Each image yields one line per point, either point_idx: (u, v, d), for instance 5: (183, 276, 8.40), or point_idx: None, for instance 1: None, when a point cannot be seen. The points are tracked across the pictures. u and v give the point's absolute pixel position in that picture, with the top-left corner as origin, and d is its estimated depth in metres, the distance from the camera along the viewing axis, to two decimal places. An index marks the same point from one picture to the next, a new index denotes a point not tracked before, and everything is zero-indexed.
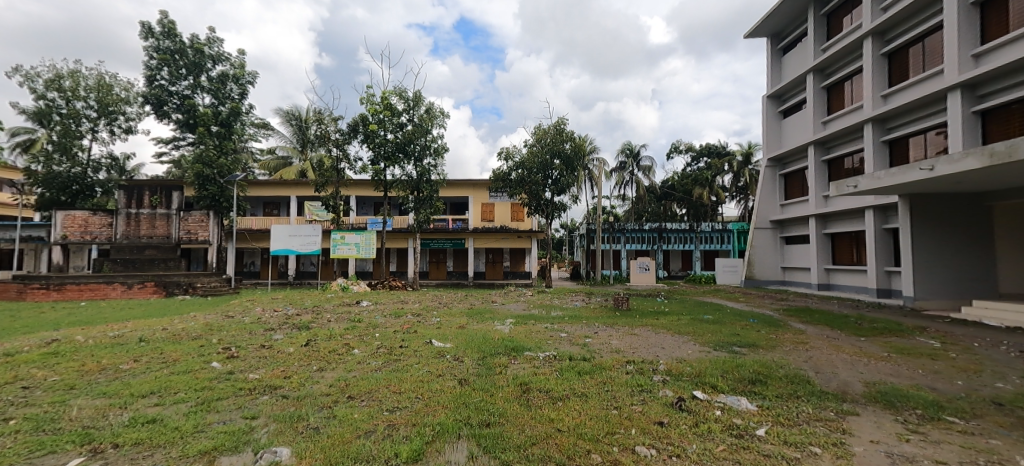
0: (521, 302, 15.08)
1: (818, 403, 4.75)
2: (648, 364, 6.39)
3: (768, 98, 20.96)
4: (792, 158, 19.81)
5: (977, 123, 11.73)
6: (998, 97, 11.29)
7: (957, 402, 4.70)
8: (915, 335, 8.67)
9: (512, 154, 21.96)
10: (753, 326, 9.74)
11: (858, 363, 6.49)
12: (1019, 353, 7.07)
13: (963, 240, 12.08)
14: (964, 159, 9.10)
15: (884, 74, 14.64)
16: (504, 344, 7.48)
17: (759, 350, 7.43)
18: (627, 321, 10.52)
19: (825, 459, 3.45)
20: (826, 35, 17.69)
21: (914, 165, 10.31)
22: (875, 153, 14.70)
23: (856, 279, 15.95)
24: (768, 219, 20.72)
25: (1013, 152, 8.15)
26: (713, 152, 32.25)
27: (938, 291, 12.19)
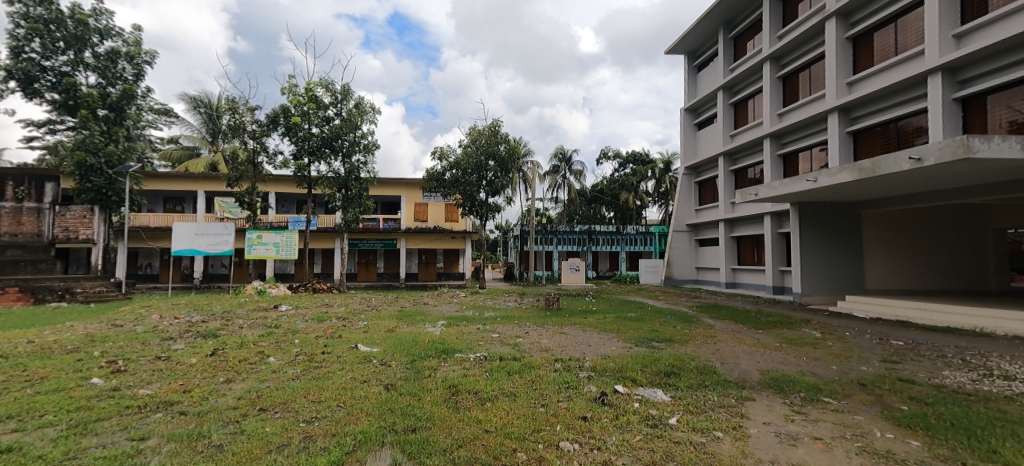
0: (453, 303, 14.94)
1: (722, 391, 5.22)
2: (575, 361, 6.62)
3: (684, 111, 22.71)
4: (705, 167, 21.64)
5: (851, 142, 13.54)
6: (866, 120, 13.06)
7: (831, 385, 5.40)
8: (802, 327, 9.84)
9: (446, 154, 21.78)
10: (669, 322, 10.49)
11: (756, 353, 7.23)
12: (878, 341, 8.33)
13: (840, 244, 13.96)
14: (839, 173, 10.49)
15: (780, 95, 16.50)
16: (434, 346, 7.36)
17: (674, 344, 8.03)
18: (557, 320, 10.83)
19: (725, 442, 3.80)
20: (733, 56, 19.52)
21: (801, 177, 11.73)
22: (772, 165, 16.48)
23: (756, 277, 17.80)
24: (685, 222, 22.42)
25: (875, 168, 9.54)
26: (638, 159, 34.31)
27: (821, 288, 13.97)
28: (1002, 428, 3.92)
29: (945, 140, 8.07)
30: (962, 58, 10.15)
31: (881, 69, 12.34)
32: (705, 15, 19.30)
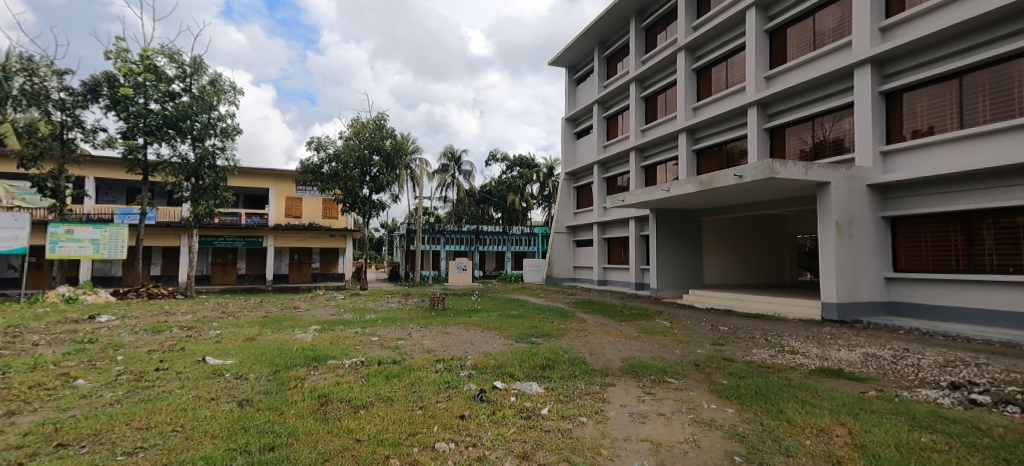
0: (330, 306, 13.84)
1: (589, 379, 5.70)
2: (457, 361, 6.63)
3: (565, 121, 24.34)
4: (582, 174, 23.47)
5: (695, 159, 15.87)
6: (706, 140, 15.42)
7: (676, 367, 6.26)
8: (656, 318, 11.24)
9: (324, 145, 20.11)
10: (548, 318, 11.13)
11: (618, 343, 8.06)
12: (711, 327, 9.90)
13: (687, 245, 16.22)
14: (685, 185, 12.24)
15: (642, 113, 18.69)
16: (303, 354, 6.73)
17: (551, 338, 8.55)
18: (441, 320, 10.73)
19: (588, 426, 4.16)
20: (606, 74, 21.52)
21: (657, 186, 13.41)
22: (637, 174, 18.55)
23: (622, 275, 19.84)
24: (564, 224, 23.99)
25: (711, 182, 11.33)
26: (524, 163, 35.82)
27: (672, 284, 16.09)
28: (788, 392, 4.95)
29: (757, 162, 9.92)
30: (769, 96, 12.60)
31: (716, 99, 14.72)
32: (582, 33, 20.96)
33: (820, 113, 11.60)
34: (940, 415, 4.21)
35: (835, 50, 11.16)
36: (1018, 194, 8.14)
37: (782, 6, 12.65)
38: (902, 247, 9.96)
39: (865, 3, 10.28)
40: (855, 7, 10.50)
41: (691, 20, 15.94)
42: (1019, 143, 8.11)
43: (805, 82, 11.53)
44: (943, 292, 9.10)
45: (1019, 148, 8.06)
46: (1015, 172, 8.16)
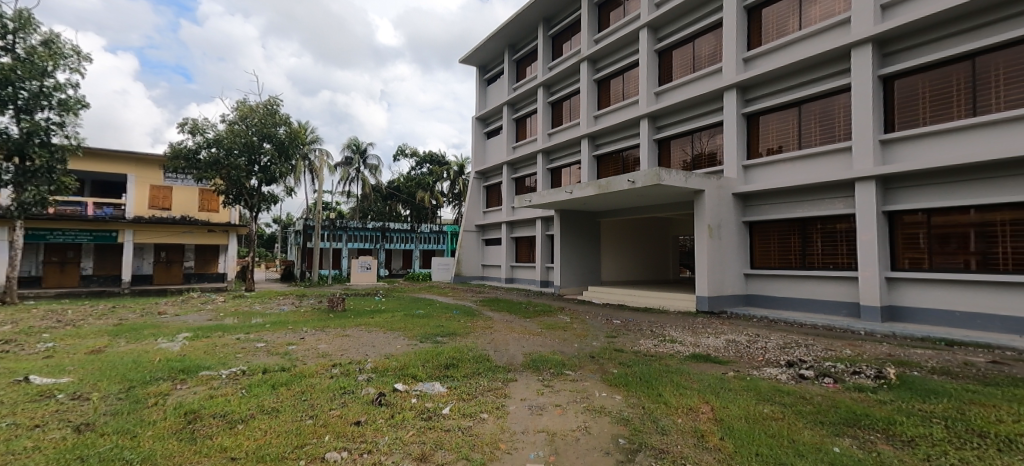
0: (207, 311, 12.21)
1: (492, 376, 5.78)
2: (355, 364, 6.27)
3: (475, 120, 24.41)
4: (492, 173, 23.75)
5: (595, 164, 16.93)
6: (605, 147, 16.52)
7: (573, 360, 6.63)
8: (558, 314, 11.77)
9: (201, 128, 17.72)
10: (454, 317, 11.05)
11: (523, 339, 8.30)
12: (607, 321, 10.63)
13: (588, 245, 17.24)
14: (587, 188, 13.00)
15: (549, 118, 19.47)
16: (169, 366, 5.86)
17: (456, 337, 8.51)
18: (340, 322, 10.08)
19: (488, 421, 4.22)
20: (516, 77, 22.03)
21: (561, 189, 14.05)
22: (543, 176, 19.27)
23: (528, 273, 20.47)
24: (473, 223, 24.04)
25: (608, 186, 12.19)
26: (434, 160, 35.25)
27: (573, 281, 17.00)
28: (666, 378, 5.52)
29: (647, 169, 10.91)
30: (658, 111, 13.90)
31: (615, 109, 15.85)
32: (493, 35, 21.18)
33: (699, 128, 13.09)
34: (779, 389, 5.02)
35: (710, 74, 12.67)
36: (838, 205, 9.99)
37: (669, 30, 14.02)
38: (757, 248, 11.67)
39: (733, 35, 11.80)
40: (726, 38, 12.00)
41: (593, 33, 16.96)
42: (839, 163, 9.93)
43: (687, 100, 12.92)
44: (787, 286, 10.85)
45: (838, 169, 9.90)
46: (836, 187, 9.99)
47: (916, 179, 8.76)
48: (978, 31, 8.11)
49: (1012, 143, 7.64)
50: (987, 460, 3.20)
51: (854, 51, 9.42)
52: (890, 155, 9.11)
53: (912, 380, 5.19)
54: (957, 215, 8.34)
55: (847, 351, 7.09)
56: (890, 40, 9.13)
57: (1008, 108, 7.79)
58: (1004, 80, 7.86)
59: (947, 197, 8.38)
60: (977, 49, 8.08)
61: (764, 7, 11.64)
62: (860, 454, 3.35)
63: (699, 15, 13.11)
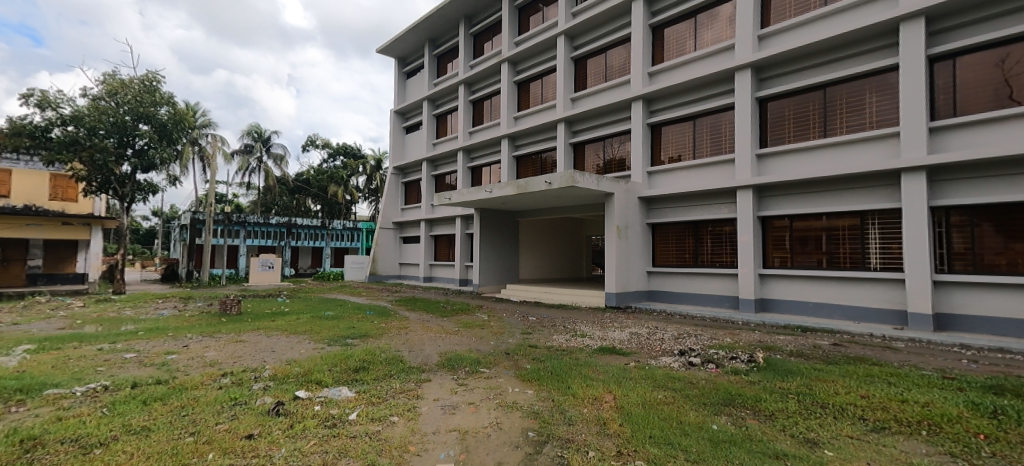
0: (60, 317, 10.32)
1: (405, 377, 5.61)
2: (250, 373, 5.72)
3: (394, 113, 23.54)
4: (411, 169, 23.10)
5: (515, 164, 17.23)
6: (525, 148, 16.87)
7: (489, 357, 6.68)
8: (476, 312, 11.78)
9: (55, 102, 14.93)
10: (367, 318, 10.56)
11: (439, 338, 8.17)
12: (523, 318, 10.85)
13: (507, 244, 17.46)
14: (506, 188, 13.17)
15: (470, 116, 19.42)
16: (3, 385, 4.85)
17: (369, 338, 8.14)
18: (235, 327, 9.12)
19: (399, 424, 4.09)
20: (437, 72, 21.65)
21: (481, 187, 14.06)
22: (464, 174, 19.17)
23: (447, 271, 20.24)
24: (391, 220, 23.18)
25: (526, 187, 12.46)
26: (349, 153, 33.46)
27: (492, 280, 17.14)
28: (575, 370, 5.80)
29: (563, 171, 11.34)
30: (574, 116, 14.53)
31: (534, 111, 16.27)
32: (412, 27, 20.58)
33: (610, 134, 13.92)
34: (672, 376, 5.53)
35: (621, 84, 13.52)
36: (723, 210, 11.25)
37: (585, 39, 14.71)
38: (659, 247, 12.71)
39: (640, 50, 12.70)
40: (634, 51, 12.89)
41: (513, 36, 17.24)
42: (724, 173, 11.18)
43: (599, 107, 13.66)
44: (683, 282, 11.97)
45: (723, 177, 11.16)
46: (723, 194, 11.24)
47: (784, 189, 10.17)
48: (828, 66, 9.65)
49: (845, 161, 9.28)
50: (825, 426, 3.83)
51: (737, 74, 10.70)
52: (764, 167, 10.49)
53: (775, 362, 6.03)
54: (813, 220, 9.82)
55: (729, 339, 8.03)
56: (765, 66, 10.50)
57: (848, 132, 9.34)
58: (846, 108, 9.41)
59: (806, 205, 9.84)
60: (828, 80, 9.58)
61: (667, 26, 12.69)
62: (733, 429, 3.81)
63: (611, 28, 13.92)
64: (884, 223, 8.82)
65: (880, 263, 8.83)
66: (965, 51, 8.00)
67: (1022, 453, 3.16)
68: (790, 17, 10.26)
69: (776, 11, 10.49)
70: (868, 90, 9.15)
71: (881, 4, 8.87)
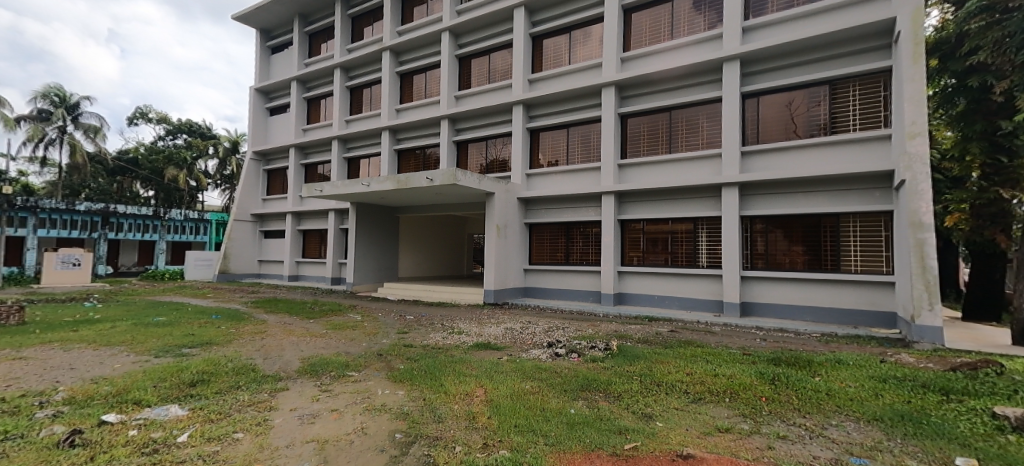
0: None
1: (255, 388, 5.01)
2: (35, 397, 4.52)
3: (254, 91, 20.82)
4: (275, 155, 20.68)
5: (396, 158, 16.59)
6: (406, 142, 16.34)
7: (358, 360, 6.31)
8: (348, 313, 11.05)
9: None
10: (212, 323, 9.14)
11: (302, 343, 7.47)
12: (399, 317, 10.53)
13: (385, 240, 16.70)
14: (385, 182, 12.60)
15: (347, 103, 18.14)
16: None
17: (213, 347, 7.05)
18: (15, 341, 7.12)
19: (244, 442, 3.63)
20: (308, 52, 19.73)
21: (357, 181, 13.21)
22: (338, 165, 17.84)
23: (317, 269, 18.63)
24: (248, 211, 20.47)
25: (407, 183, 12.06)
26: (195, 131, 28.73)
27: (368, 278, 16.24)
28: (450, 368, 5.81)
29: (445, 169, 11.25)
30: (457, 114, 14.53)
31: (417, 105, 15.88)
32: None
33: (493, 135, 14.25)
34: (540, 367, 5.90)
35: (503, 87, 13.94)
36: (590, 213, 12.36)
37: (469, 39, 14.81)
38: (535, 246, 13.42)
39: (521, 56, 13.24)
40: (515, 57, 13.39)
41: (395, 24, 16.57)
42: (592, 179, 12.28)
43: (482, 108, 13.89)
44: (555, 278, 12.84)
45: (591, 183, 12.25)
46: (590, 198, 12.32)
47: (639, 196, 11.57)
48: (673, 92, 11.22)
49: (684, 175, 10.91)
50: (659, 401, 4.45)
51: (603, 90, 11.84)
52: (624, 176, 11.78)
53: (626, 349, 6.82)
54: (661, 224, 11.33)
55: (591, 330, 8.85)
56: (626, 86, 11.79)
57: (687, 150, 10.99)
58: (686, 129, 11.06)
59: (655, 211, 11.32)
60: (673, 104, 11.15)
61: (545, 38, 13.46)
62: (587, 411, 4.21)
63: (494, 32, 14.25)
64: (711, 229, 10.60)
65: (707, 261, 10.58)
66: (767, 91, 10.01)
67: (789, 409, 4.08)
68: (646, 45, 11.70)
69: (635, 38, 11.86)
70: (701, 116, 10.88)
71: (712, 44, 10.63)
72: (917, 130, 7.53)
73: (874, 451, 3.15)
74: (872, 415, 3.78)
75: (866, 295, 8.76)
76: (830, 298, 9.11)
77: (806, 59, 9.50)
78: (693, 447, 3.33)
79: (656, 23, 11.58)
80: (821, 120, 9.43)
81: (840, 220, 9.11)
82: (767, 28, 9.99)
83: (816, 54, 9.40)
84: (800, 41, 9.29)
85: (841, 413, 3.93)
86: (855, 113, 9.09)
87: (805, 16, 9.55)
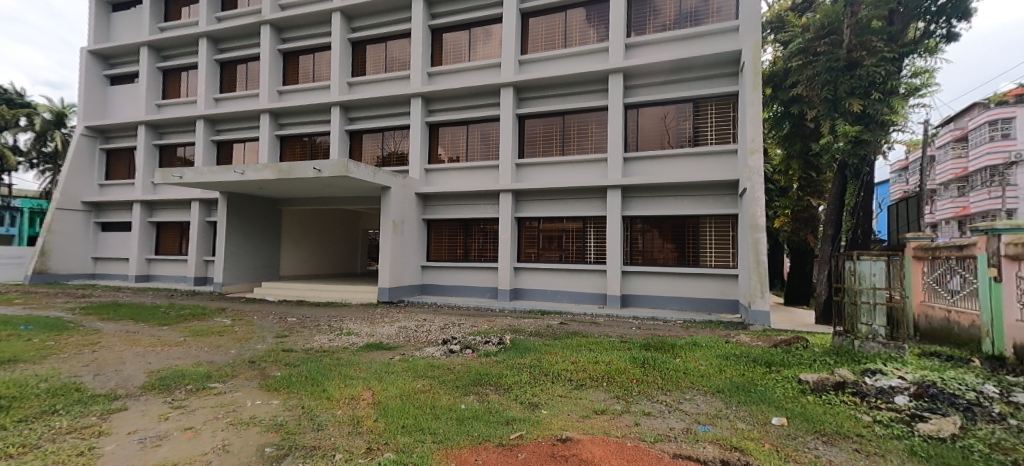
0: None
1: (80, 411, 4.15)
2: None
3: (87, 53, 17.19)
4: (117, 133, 17.33)
5: (277, 145, 15.03)
6: (290, 128, 14.91)
7: (224, 369, 5.60)
8: (214, 317, 9.73)
9: None
10: (20, 335, 7.36)
11: (149, 354, 6.39)
12: (278, 320, 9.57)
13: (264, 235, 15.05)
14: (263, 170, 11.33)
15: (215, 79, 15.93)
16: None
17: (19, 365, 5.67)
18: None
19: None
20: (163, 15, 16.88)
21: (228, 167, 11.68)
22: (204, 149, 15.60)
23: (175, 268, 16.10)
24: (79, 199, 16.88)
25: (290, 172, 10.98)
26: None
27: (241, 277, 14.48)
28: (334, 371, 5.46)
29: (334, 159, 10.49)
30: (349, 102, 13.65)
31: (302, 89, 14.57)
32: None
33: (388, 127, 13.67)
34: (432, 364, 5.83)
35: (399, 78, 13.44)
36: (488, 210, 12.53)
37: (362, 23, 13.99)
38: (432, 242, 13.22)
39: (419, 48, 12.91)
40: (413, 48, 12.99)
41: None
42: (490, 177, 12.47)
43: (377, 97, 13.25)
44: (453, 275, 12.79)
45: (489, 181, 12.43)
46: (487, 195, 12.50)
47: (534, 195, 12.05)
48: (565, 98, 11.88)
49: (575, 176, 11.63)
50: (545, 390, 4.70)
51: (501, 90, 12.07)
52: (520, 175, 12.17)
53: (518, 342, 7.06)
54: (554, 223, 11.92)
55: (486, 325, 8.99)
56: (523, 88, 12.17)
57: (578, 153, 11.73)
58: (577, 134, 11.79)
59: (549, 209, 11.89)
60: (565, 109, 11.80)
61: (444, 32, 13.28)
62: (477, 405, 4.28)
63: (390, 19, 13.67)
64: (598, 227, 11.46)
65: (594, 258, 11.41)
66: (645, 104, 11.10)
67: (654, 388, 4.60)
68: (542, 50, 12.21)
69: (532, 43, 12.31)
70: (591, 122, 11.67)
71: (599, 56, 11.48)
72: (756, 147, 8.98)
73: (716, 419, 3.70)
74: (717, 388, 4.43)
75: (718, 286, 10.24)
76: (691, 289, 10.47)
77: (676, 78, 10.73)
78: (572, 430, 3.57)
79: (551, 31, 12.15)
80: (687, 133, 10.75)
81: (701, 221, 10.51)
82: (646, 47, 11.09)
83: (683, 75, 10.68)
84: (672, 62, 10.47)
85: (693, 388, 4.54)
86: (712, 129, 10.54)
87: (675, 40, 10.80)
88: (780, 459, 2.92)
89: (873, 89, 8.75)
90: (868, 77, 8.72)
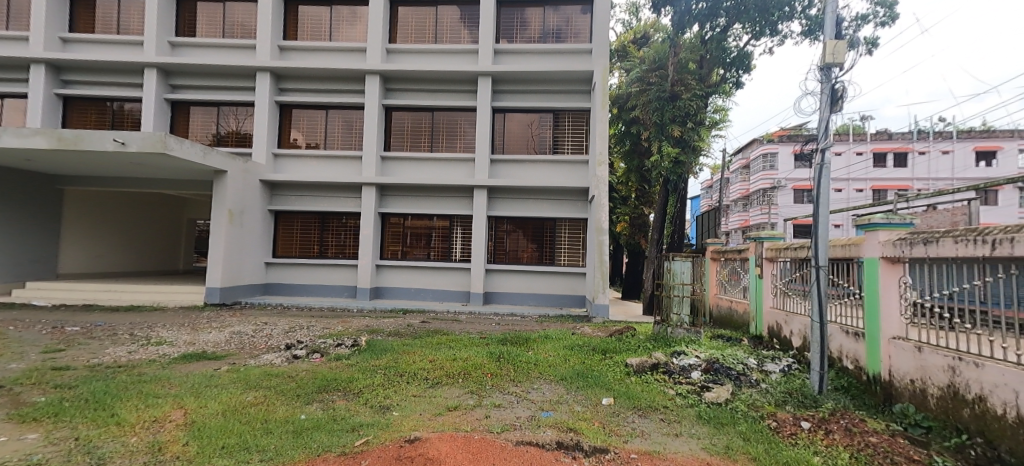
0: None
1: None
2: None
3: None
4: None
5: (58, 106, 11.72)
6: (78, 87, 11.75)
7: None
8: None
9: None
10: None
11: None
12: (50, 330, 7.45)
13: (32, 221, 11.57)
14: (32, 136, 8.69)
15: None
16: None
17: None
18: None
19: None
20: None
21: None
22: None
23: None
24: None
25: (77, 142, 8.65)
26: None
27: None
28: (132, 390, 4.45)
29: (146, 131, 8.61)
30: (171, 65, 11.36)
31: (100, 40, 11.63)
32: None
33: (225, 101, 11.75)
34: (269, 373, 5.17)
35: (241, 47, 11.68)
36: (348, 204, 11.66)
37: None
38: (280, 237, 11.80)
39: (268, 16, 11.39)
40: (261, 15, 11.40)
41: None
42: (351, 168, 11.64)
43: (211, 65, 11.29)
44: (304, 274, 11.61)
45: (350, 172, 11.59)
46: (347, 188, 11.64)
47: (399, 190, 11.62)
48: (434, 94, 11.73)
49: (442, 174, 11.58)
50: (399, 391, 4.55)
51: (366, 77, 11.37)
52: (384, 169, 11.62)
53: (374, 343, 6.72)
54: (420, 220, 11.67)
55: (340, 327, 8.36)
56: (390, 78, 11.66)
57: (445, 151, 11.69)
58: (446, 132, 11.75)
59: (414, 206, 11.60)
60: (434, 106, 11.65)
61: (301, 4, 11.98)
62: (320, 414, 3.93)
63: None
64: (464, 226, 11.57)
65: (459, 256, 11.52)
66: (511, 110, 11.60)
67: (506, 380, 4.81)
68: (412, 42, 11.87)
69: (401, 33, 11.88)
70: (460, 121, 11.74)
71: (469, 57, 11.63)
72: (603, 159, 10.09)
73: (557, 404, 4.04)
74: (560, 376, 4.84)
75: (569, 284, 11.25)
76: (546, 286, 11.29)
77: (539, 89, 11.45)
78: (422, 430, 3.52)
79: (421, 24, 11.87)
80: (547, 141, 11.56)
81: (556, 224, 11.39)
82: (513, 55, 11.58)
83: (545, 87, 11.44)
84: (534, 74, 11.15)
85: (541, 378, 4.88)
86: (568, 140, 11.52)
87: (540, 53, 11.52)
88: (605, 434, 3.31)
89: (689, 119, 10.58)
90: (685, 109, 10.47)
